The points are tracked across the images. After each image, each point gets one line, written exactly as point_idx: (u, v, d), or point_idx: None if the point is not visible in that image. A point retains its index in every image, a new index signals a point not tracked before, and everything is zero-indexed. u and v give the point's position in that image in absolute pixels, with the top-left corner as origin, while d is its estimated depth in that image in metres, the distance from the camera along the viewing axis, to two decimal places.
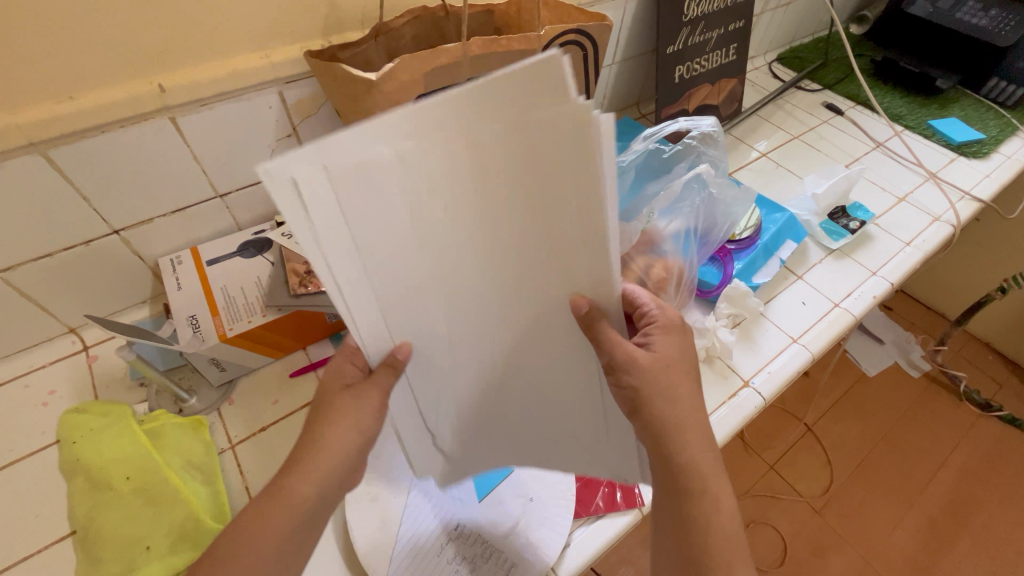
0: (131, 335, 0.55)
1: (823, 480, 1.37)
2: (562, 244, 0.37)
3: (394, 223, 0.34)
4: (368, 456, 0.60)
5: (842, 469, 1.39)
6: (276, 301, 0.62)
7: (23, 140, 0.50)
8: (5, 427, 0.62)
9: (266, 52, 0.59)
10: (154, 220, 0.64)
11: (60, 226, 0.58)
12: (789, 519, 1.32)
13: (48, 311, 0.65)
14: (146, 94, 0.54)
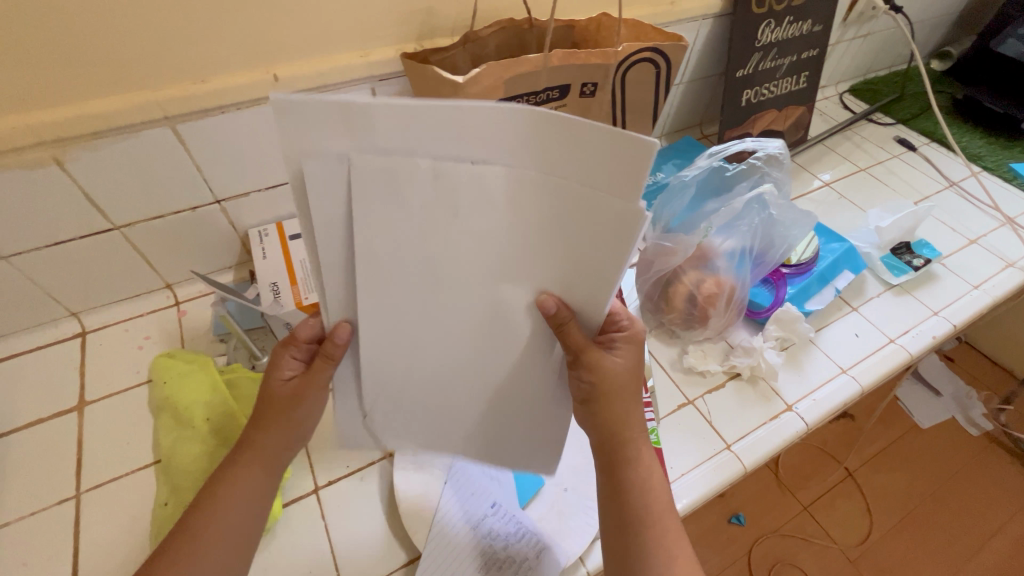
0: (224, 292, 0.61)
1: (859, 530, 1.31)
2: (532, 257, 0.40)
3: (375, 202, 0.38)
4: None
5: (882, 521, 1.32)
6: None
7: (159, 114, 0.58)
8: (106, 364, 0.71)
9: (366, 51, 0.65)
10: (250, 195, 0.71)
11: (174, 192, 0.66)
12: (819, 564, 1.27)
13: (153, 266, 0.73)
14: (262, 82, 0.61)
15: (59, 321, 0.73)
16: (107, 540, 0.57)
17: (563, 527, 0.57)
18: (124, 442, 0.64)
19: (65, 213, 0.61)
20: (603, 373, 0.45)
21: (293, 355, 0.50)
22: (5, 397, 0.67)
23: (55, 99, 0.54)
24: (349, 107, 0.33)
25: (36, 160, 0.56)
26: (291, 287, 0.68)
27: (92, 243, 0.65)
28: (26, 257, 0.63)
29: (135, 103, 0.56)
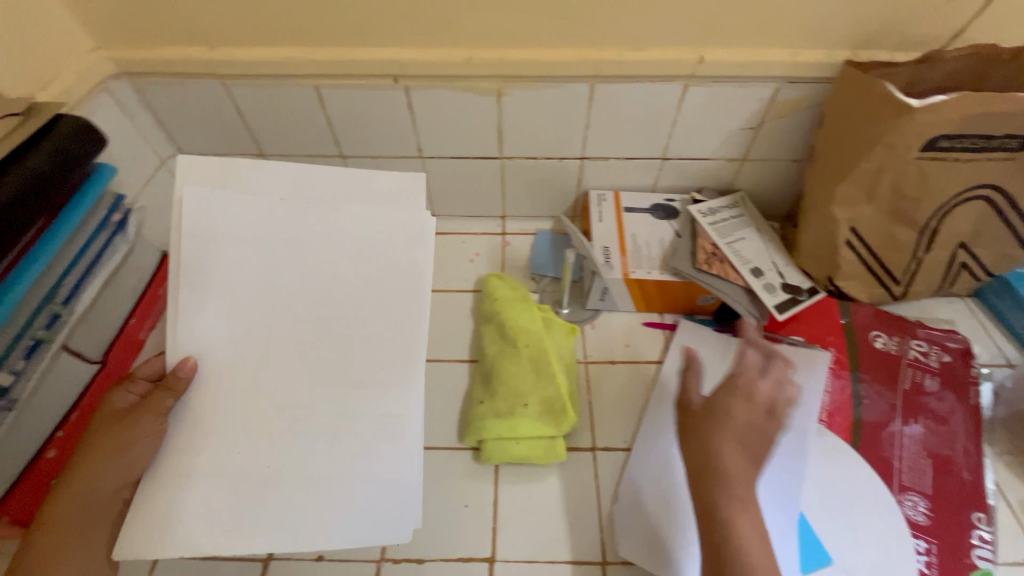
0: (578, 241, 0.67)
1: None
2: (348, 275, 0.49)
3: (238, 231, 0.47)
4: None
5: None
6: (679, 265, 0.69)
7: (593, 72, 0.63)
8: (445, 264, 0.83)
9: (795, 50, 0.62)
10: (609, 159, 0.76)
11: (557, 141, 0.73)
12: None
13: (503, 197, 0.82)
14: (689, 61, 0.62)
15: None
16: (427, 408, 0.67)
17: None
18: (449, 334, 0.74)
19: (476, 135, 0.72)
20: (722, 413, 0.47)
21: (129, 391, 0.48)
22: None
23: (525, 43, 0.62)
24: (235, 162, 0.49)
25: (486, 89, 0.66)
26: (620, 256, 0.72)
27: (478, 164, 0.76)
28: (434, 161, 0.76)
29: (579, 58, 0.62)
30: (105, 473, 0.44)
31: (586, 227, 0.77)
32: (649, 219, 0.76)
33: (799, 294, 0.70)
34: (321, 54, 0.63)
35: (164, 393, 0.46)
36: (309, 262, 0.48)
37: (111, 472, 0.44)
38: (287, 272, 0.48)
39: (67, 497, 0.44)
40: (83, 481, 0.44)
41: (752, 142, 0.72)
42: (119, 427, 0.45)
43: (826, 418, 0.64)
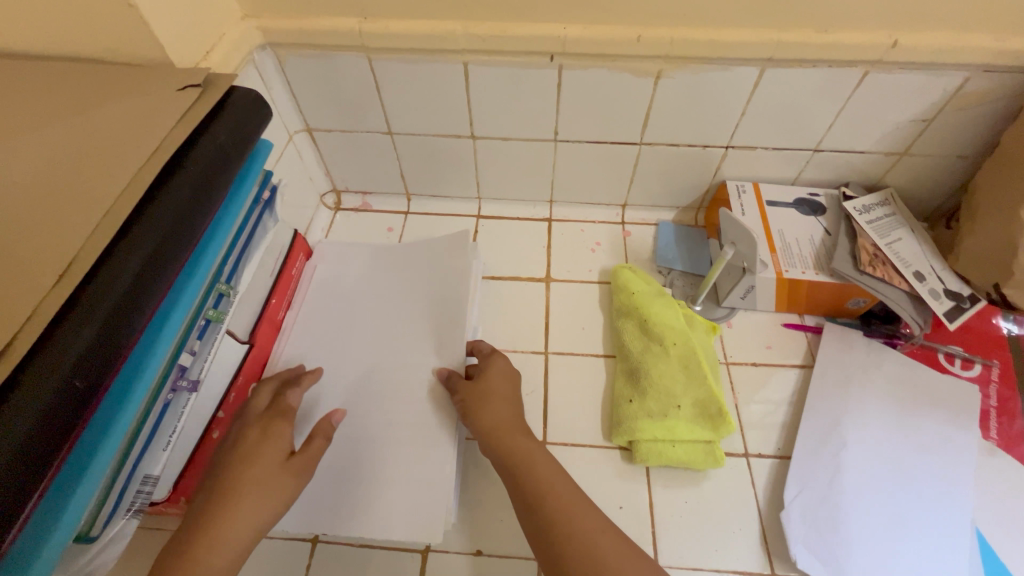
0: (738, 235, 0.63)
1: None
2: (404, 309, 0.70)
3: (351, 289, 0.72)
4: (864, 447, 0.58)
5: None
6: (838, 267, 0.65)
7: (768, 55, 0.59)
8: (565, 253, 0.80)
9: (1000, 37, 0.56)
10: (756, 149, 0.71)
11: (705, 128, 0.68)
12: None
13: (630, 185, 0.79)
14: (880, 45, 0.57)
15: (536, 203, 0.84)
16: (566, 402, 0.65)
17: None
18: (580, 327, 0.71)
19: (621, 119, 0.68)
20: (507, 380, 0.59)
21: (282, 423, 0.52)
22: (492, 247, 0.80)
23: (700, 21, 0.57)
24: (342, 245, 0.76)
25: (647, 70, 0.62)
26: (770, 253, 0.68)
27: (614, 149, 0.73)
28: (568, 145, 0.73)
29: (759, 40, 0.57)
30: (264, 492, 0.46)
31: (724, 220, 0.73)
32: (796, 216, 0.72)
33: (964, 303, 0.65)
34: (480, 29, 0.59)
35: (323, 441, 0.52)
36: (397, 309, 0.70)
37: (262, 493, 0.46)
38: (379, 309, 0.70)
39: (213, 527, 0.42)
40: (247, 506, 0.44)
41: (919, 136, 0.67)
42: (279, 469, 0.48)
43: (997, 436, 0.60)
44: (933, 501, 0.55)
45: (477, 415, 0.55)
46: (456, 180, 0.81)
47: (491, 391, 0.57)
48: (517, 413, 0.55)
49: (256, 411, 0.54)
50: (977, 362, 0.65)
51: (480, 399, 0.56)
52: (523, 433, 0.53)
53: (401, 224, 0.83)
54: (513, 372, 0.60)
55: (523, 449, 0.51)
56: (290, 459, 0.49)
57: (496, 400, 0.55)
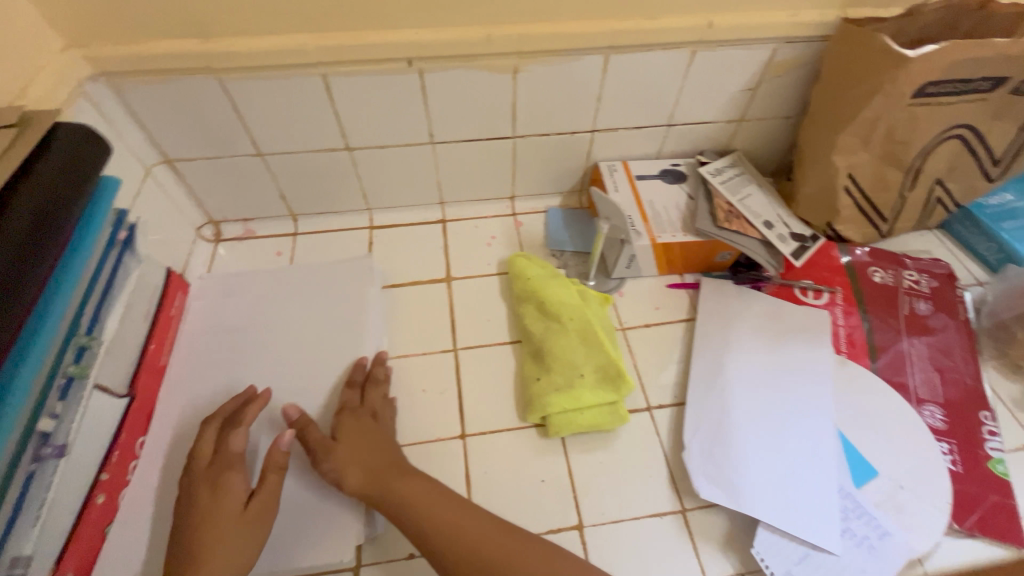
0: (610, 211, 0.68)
1: None
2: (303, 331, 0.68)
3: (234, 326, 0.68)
4: (743, 379, 0.66)
5: None
6: (702, 226, 0.72)
7: (607, 44, 0.64)
8: (463, 250, 0.81)
9: (792, 12, 0.65)
10: (619, 130, 0.77)
11: (568, 117, 0.73)
12: None
13: (514, 177, 0.82)
14: (698, 27, 0.64)
15: (428, 206, 0.84)
16: (481, 394, 0.66)
17: (910, 522, 0.57)
18: (485, 319, 0.73)
19: (490, 115, 0.71)
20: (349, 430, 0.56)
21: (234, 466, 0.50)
22: (390, 256, 0.80)
23: (543, 17, 0.61)
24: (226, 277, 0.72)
25: (503, 66, 0.65)
26: (644, 223, 0.74)
27: (491, 145, 0.76)
28: (446, 146, 0.75)
29: (597, 30, 0.62)
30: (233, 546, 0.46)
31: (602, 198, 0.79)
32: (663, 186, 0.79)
33: (806, 242, 0.76)
34: (332, 41, 0.59)
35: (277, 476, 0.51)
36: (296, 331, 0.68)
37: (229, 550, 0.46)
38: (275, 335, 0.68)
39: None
40: (216, 568, 0.45)
41: (750, 103, 0.76)
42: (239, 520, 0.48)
43: (846, 350, 0.71)
44: (803, 414, 0.63)
45: (350, 477, 0.52)
46: (341, 194, 0.80)
47: (346, 458, 0.53)
48: (390, 455, 0.54)
49: (200, 464, 0.51)
50: (825, 291, 0.76)
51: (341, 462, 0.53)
52: (395, 471, 0.52)
53: (291, 247, 0.80)
54: (366, 421, 0.57)
55: (400, 492, 0.50)
56: (247, 508, 0.48)
57: (359, 458, 0.53)
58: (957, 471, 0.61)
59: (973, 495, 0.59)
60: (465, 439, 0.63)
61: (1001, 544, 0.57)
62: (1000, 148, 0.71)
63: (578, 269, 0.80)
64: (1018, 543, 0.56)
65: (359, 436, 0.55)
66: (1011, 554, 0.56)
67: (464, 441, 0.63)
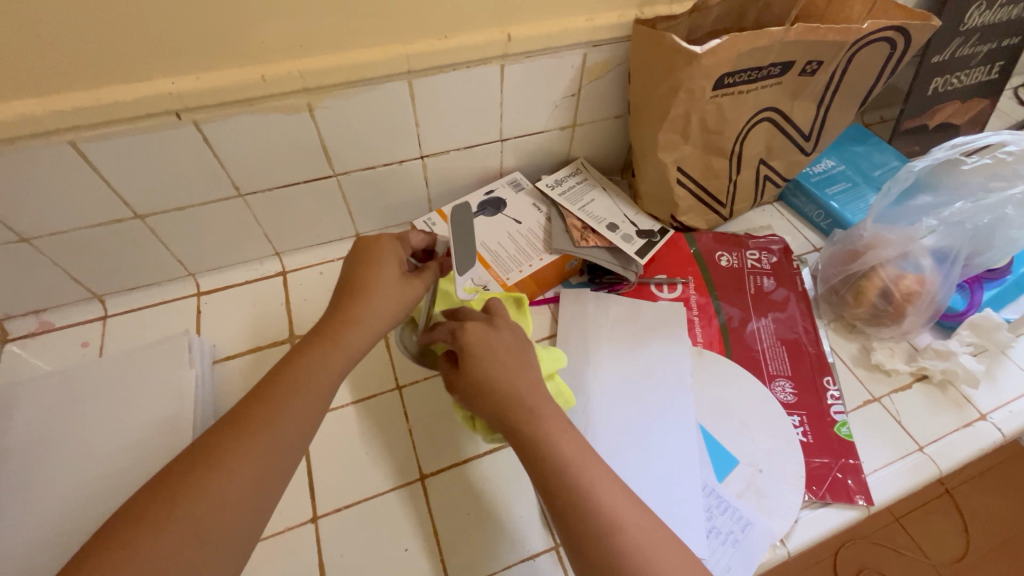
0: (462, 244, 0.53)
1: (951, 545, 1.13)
2: (107, 431, 0.60)
3: (20, 437, 0.59)
4: (605, 393, 0.65)
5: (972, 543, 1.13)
6: (562, 249, 0.71)
7: (406, 69, 0.60)
8: (307, 303, 0.74)
9: (591, 16, 0.64)
10: (450, 152, 0.73)
11: (390, 147, 0.69)
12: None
13: (351, 215, 0.76)
14: (498, 41, 0.61)
15: (262, 259, 0.77)
16: (332, 464, 0.60)
17: (769, 504, 0.58)
18: None
19: (299, 158, 0.65)
20: (471, 347, 0.48)
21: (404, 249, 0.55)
22: (224, 325, 0.71)
23: (322, 49, 0.56)
24: (12, 383, 0.63)
25: (293, 106, 0.59)
26: (487, 269, 0.70)
27: (311, 187, 0.69)
28: (260, 196, 0.67)
29: (389, 56, 0.58)
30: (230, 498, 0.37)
31: None
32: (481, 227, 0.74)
33: (654, 237, 0.76)
34: (67, 103, 0.50)
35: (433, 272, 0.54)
36: (98, 430, 0.60)
37: (224, 519, 0.36)
38: (71, 440, 0.59)
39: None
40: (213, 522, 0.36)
41: (576, 108, 0.75)
42: (400, 283, 0.50)
43: (702, 340, 0.72)
44: (664, 413, 0.64)
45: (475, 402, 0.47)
46: (149, 265, 0.70)
47: (514, 341, 0.49)
48: (508, 389, 0.46)
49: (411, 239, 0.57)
50: (678, 283, 0.77)
51: (479, 353, 0.47)
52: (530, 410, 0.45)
53: (98, 334, 0.69)
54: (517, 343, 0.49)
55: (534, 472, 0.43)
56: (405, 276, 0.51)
57: (523, 373, 0.47)
58: (808, 442, 0.63)
59: (823, 463, 0.61)
60: (317, 522, 0.56)
61: (850, 506, 0.59)
62: (806, 125, 0.74)
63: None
64: (864, 502, 0.59)
65: (497, 354, 0.48)
66: (860, 513, 0.59)
67: (316, 524, 0.56)
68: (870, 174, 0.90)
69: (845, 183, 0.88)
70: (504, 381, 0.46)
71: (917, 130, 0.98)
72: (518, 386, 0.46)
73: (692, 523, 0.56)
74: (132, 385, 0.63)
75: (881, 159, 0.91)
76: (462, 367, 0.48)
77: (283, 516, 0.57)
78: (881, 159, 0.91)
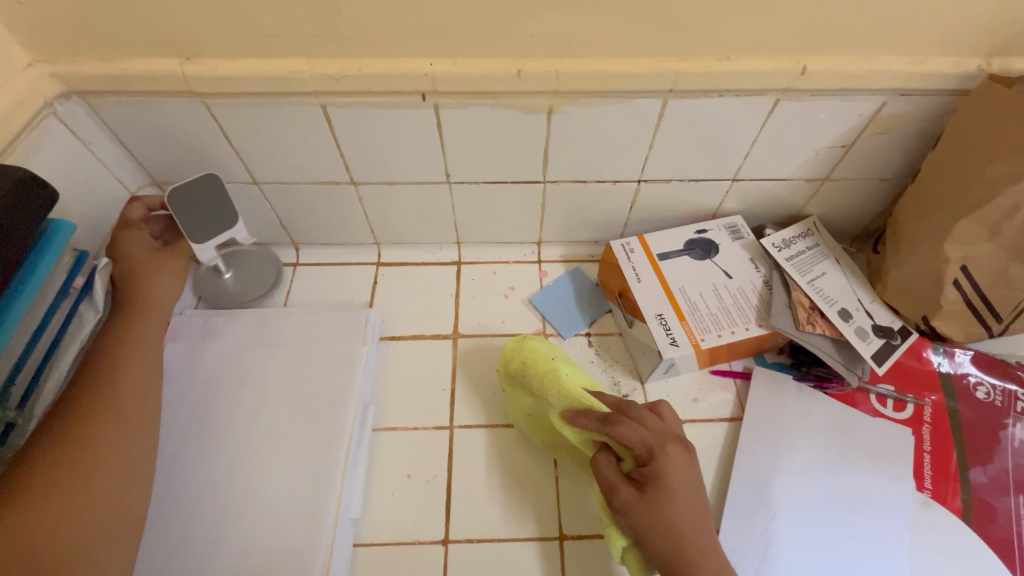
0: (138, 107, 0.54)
1: None
2: None
3: None
4: (792, 515, 0.54)
5: None
6: (780, 326, 0.59)
7: (668, 87, 0.52)
8: (475, 302, 0.71)
9: (916, 58, 0.51)
10: (670, 182, 0.64)
11: (610, 165, 0.61)
12: None
13: (541, 222, 0.71)
14: (788, 72, 0.50)
15: (441, 245, 0.75)
16: (472, 487, 0.57)
17: None
18: (489, 391, 0.63)
19: (517, 158, 0.60)
20: (667, 474, 0.42)
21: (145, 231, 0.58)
22: (395, 302, 0.71)
23: (587, 51, 0.49)
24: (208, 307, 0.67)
25: (536, 107, 0.54)
26: (681, 322, 0.60)
27: (516, 188, 0.65)
28: (464, 187, 0.64)
29: (657, 70, 0.50)
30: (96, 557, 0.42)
31: (622, 289, 0.65)
32: (683, 271, 0.64)
33: (893, 340, 0.62)
34: (331, 67, 0.50)
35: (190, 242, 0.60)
36: None
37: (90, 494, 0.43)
38: None
39: (49, 521, 0.40)
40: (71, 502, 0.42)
41: (839, 161, 0.61)
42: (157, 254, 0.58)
43: (931, 487, 0.56)
44: (864, 569, 0.52)
45: (652, 540, 0.40)
46: (345, 226, 0.71)
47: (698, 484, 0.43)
48: (700, 536, 0.40)
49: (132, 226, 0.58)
50: (909, 402, 0.61)
51: (675, 484, 0.41)
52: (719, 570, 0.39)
53: (287, 278, 0.73)
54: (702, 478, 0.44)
55: None
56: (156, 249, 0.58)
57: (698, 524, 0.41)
58: None
59: None
60: (447, 546, 0.54)
61: None
62: None
63: (604, 367, 0.66)
64: None
65: (694, 491, 0.42)
66: None
67: (446, 547, 0.54)
68: None
69: None
70: (696, 526, 0.40)
71: None
72: (693, 540, 0.40)
73: None
74: None
75: None
76: (649, 491, 0.41)
77: (416, 525, 0.55)
78: None
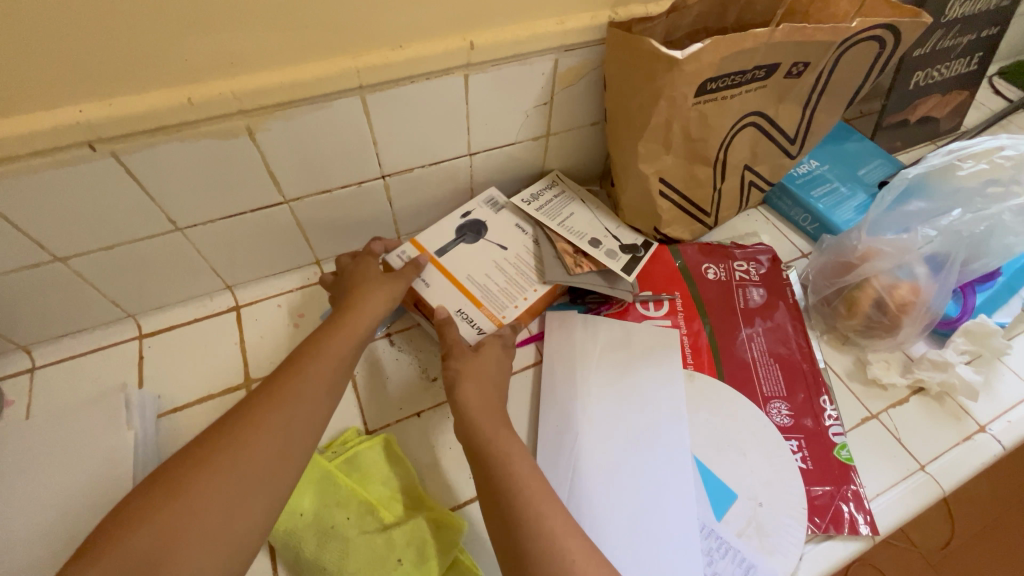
0: None
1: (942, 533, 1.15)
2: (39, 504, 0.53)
3: None
4: (592, 427, 0.61)
5: (966, 527, 1.16)
6: (554, 276, 0.66)
7: (356, 84, 0.53)
8: (264, 340, 0.67)
9: (561, 18, 0.59)
10: (414, 170, 0.67)
11: (345, 169, 0.62)
12: (896, 568, 1.12)
13: (309, 241, 0.69)
14: (458, 50, 0.55)
15: (212, 294, 0.69)
16: None
17: (771, 542, 0.55)
18: None
19: (243, 185, 0.58)
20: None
21: None
22: (173, 370, 0.64)
23: (257, 66, 0.49)
24: None
25: (231, 130, 0.52)
26: (480, 311, 0.64)
27: (262, 215, 0.62)
28: (201, 229, 0.60)
29: (336, 71, 0.51)
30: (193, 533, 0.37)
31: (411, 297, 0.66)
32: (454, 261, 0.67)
33: (640, 252, 0.71)
34: None
35: None
36: (29, 504, 0.53)
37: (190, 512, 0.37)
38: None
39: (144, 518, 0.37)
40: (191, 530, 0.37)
41: (550, 116, 0.69)
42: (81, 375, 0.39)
43: (692, 361, 0.68)
44: (656, 447, 0.60)
45: None
46: (80, 310, 0.62)
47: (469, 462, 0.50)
48: None
49: None
50: (664, 300, 0.73)
51: None
52: None
53: (26, 390, 0.62)
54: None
55: None
56: None
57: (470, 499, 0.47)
58: (807, 468, 0.60)
59: (824, 491, 0.58)
60: None
61: (855, 536, 0.56)
62: (791, 128, 0.70)
63: (410, 359, 0.67)
64: (868, 530, 0.56)
65: None
66: (866, 545, 0.56)
67: None
68: (855, 173, 0.87)
69: (830, 183, 0.85)
70: None
71: (900, 125, 0.95)
72: None
73: (688, 568, 0.53)
74: (67, 450, 0.56)
75: (868, 157, 0.88)
76: None
77: None
78: (867, 157, 0.88)
